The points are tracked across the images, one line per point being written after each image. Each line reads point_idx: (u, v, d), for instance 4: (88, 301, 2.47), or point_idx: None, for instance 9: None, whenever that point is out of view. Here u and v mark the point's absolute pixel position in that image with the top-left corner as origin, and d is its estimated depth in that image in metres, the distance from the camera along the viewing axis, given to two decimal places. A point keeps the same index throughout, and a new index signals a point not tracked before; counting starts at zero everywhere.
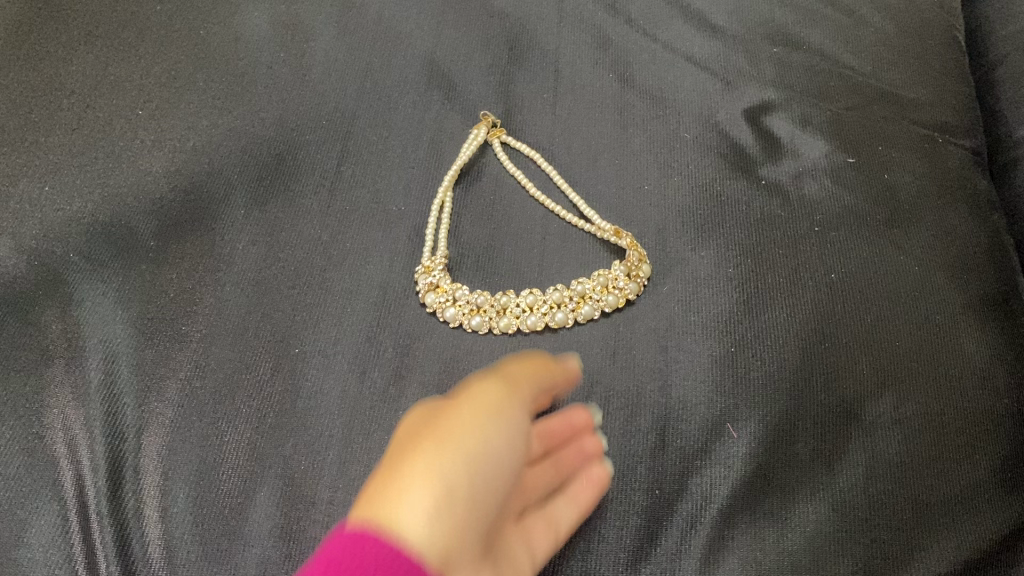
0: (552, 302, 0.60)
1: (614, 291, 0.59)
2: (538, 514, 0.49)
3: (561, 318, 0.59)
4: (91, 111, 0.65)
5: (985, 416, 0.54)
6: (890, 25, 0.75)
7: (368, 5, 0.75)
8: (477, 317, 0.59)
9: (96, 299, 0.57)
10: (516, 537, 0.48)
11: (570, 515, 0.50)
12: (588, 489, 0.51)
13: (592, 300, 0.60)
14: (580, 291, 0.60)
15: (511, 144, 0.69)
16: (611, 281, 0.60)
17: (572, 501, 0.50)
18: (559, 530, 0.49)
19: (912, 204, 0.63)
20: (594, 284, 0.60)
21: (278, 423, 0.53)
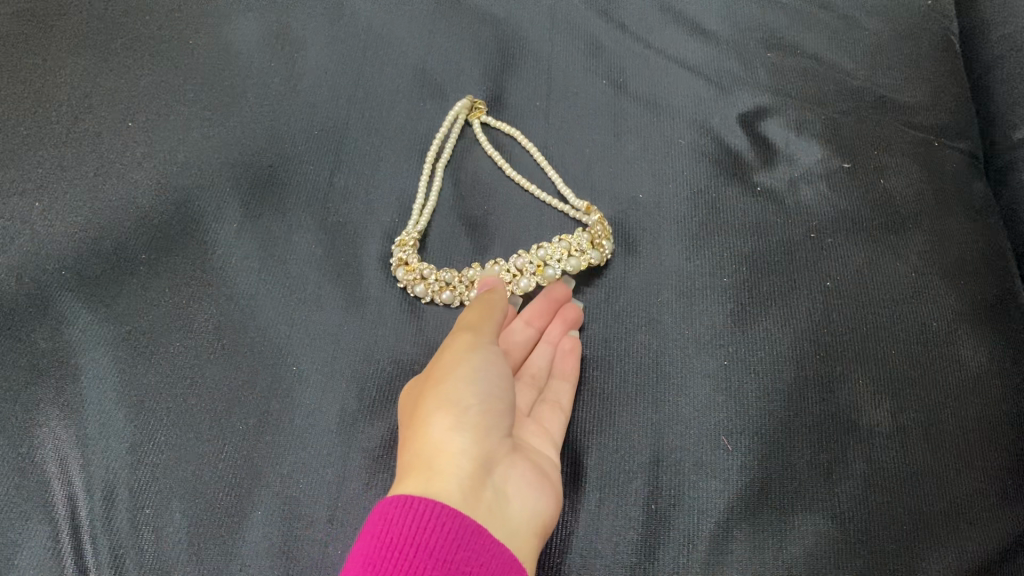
0: (515, 269, 0.62)
1: (576, 256, 0.61)
2: (545, 403, 0.54)
3: (525, 286, 0.62)
4: (81, 124, 0.64)
5: (983, 423, 0.54)
6: (883, 28, 0.75)
7: (358, 12, 0.74)
8: (449, 292, 0.60)
9: (88, 315, 0.56)
10: (535, 429, 0.52)
11: (567, 390, 0.55)
12: (570, 359, 0.56)
13: (553, 262, 0.62)
14: (541, 255, 0.62)
15: (491, 124, 0.70)
16: (572, 246, 0.61)
17: (564, 381, 0.55)
18: (563, 406, 0.54)
19: (907, 209, 0.63)
20: (555, 249, 0.62)
21: (274, 440, 0.52)
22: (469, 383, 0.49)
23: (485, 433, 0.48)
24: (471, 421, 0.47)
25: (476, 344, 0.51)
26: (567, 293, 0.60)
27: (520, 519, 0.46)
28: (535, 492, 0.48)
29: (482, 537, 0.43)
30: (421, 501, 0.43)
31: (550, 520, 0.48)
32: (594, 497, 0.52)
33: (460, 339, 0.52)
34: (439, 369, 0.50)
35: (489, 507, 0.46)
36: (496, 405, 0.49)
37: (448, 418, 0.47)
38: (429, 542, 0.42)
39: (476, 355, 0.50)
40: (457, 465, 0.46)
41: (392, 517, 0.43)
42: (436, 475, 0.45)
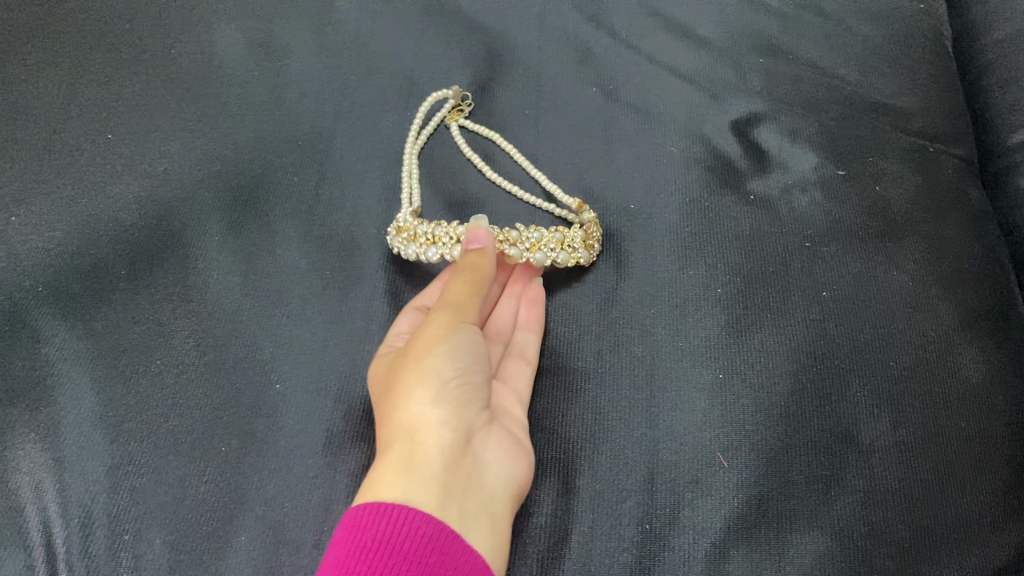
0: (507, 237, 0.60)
1: (567, 250, 0.59)
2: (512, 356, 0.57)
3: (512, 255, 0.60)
4: (59, 136, 0.63)
5: (985, 437, 0.53)
6: (877, 34, 0.74)
7: (345, 20, 0.73)
8: (432, 250, 0.59)
9: (66, 332, 0.55)
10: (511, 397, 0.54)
11: (532, 341, 0.57)
12: (534, 309, 0.59)
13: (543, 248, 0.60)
14: (537, 236, 0.61)
15: (469, 127, 0.69)
16: (567, 239, 0.60)
17: (529, 332, 0.58)
18: (528, 358, 0.56)
19: (903, 217, 0.62)
20: (551, 235, 0.60)
21: (257, 461, 0.51)
22: (444, 362, 0.49)
23: (460, 409, 0.48)
24: (450, 397, 0.48)
25: (452, 323, 0.50)
26: None
27: (498, 489, 0.48)
28: (513, 460, 0.49)
29: (456, 542, 0.43)
30: (397, 505, 0.43)
31: (524, 488, 0.49)
32: (587, 518, 0.50)
33: (443, 309, 0.51)
34: (421, 342, 0.49)
35: (467, 482, 0.47)
36: (474, 381, 0.50)
37: (429, 393, 0.47)
38: (405, 546, 0.42)
39: (452, 332, 0.50)
40: (437, 443, 0.46)
41: (367, 523, 0.42)
42: (418, 453, 0.46)
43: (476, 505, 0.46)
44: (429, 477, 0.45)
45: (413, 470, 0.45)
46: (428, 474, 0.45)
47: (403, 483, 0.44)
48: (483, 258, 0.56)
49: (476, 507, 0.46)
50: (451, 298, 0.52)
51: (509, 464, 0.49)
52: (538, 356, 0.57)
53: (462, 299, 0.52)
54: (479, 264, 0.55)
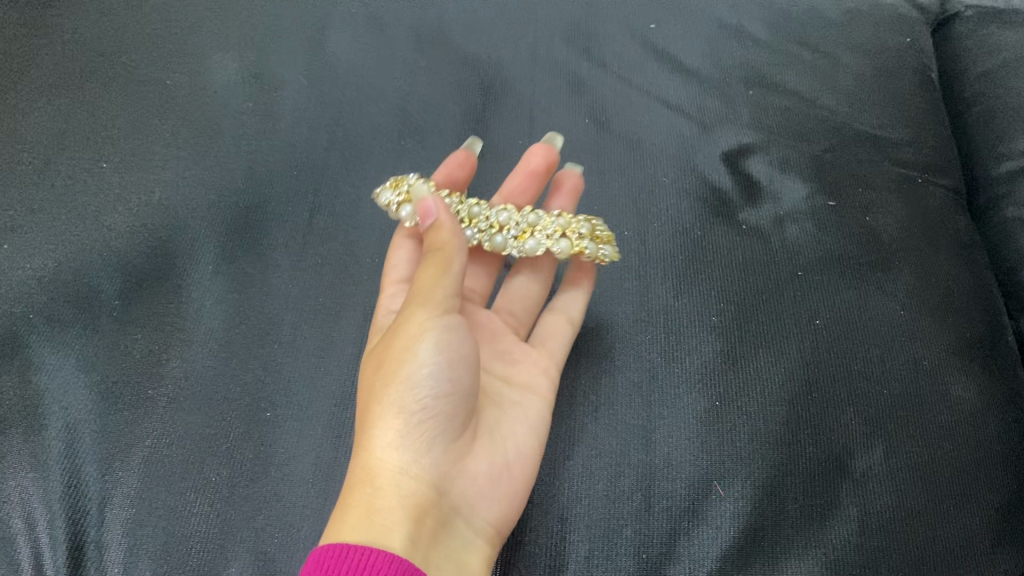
0: (497, 223, 0.58)
1: (564, 239, 0.56)
2: (554, 315, 0.59)
3: (498, 244, 0.57)
4: (52, 165, 0.63)
5: (977, 465, 0.54)
6: (863, 68, 0.76)
7: (338, 52, 0.74)
8: (407, 206, 0.56)
9: (57, 364, 0.54)
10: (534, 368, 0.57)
11: (578, 304, 0.59)
12: (583, 274, 0.60)
13: (537, 233, 0.57)
14: (532, 222, 0.58)
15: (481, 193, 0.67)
16: (565, 227, 0.56)
17: (576, 291, 0.60)
18: (573, 321, 0.59)
19: (892, 248, 0.63)
20: (551, 223, 0.57)
21: (248, 492, 0.51)
22: (415, 388, 0.45)
23: (433, 433, 0.46)
24: (419, 429, 0.46)
25: (428, 331, 0.46)
26: (546, 156, 0.64)
27: (468, 528, 0.48)
28: (493, 490, 0.50)
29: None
30: (359, 549, 0.41)
31: (502, 521, 0.49)
32: (584, 548, 0.50)
33: (414, 313, 0.46)
34: (392, 357, 0.46)
35: (435, 527, 0.46)
36: (453, 399, 0.46)
37: (396, 428, 0.45)
38: None
39: (427, 346, 0.45)
40: (400, 486, 0.45)
41: (328, 566, 0.40)
42: (379, 501, 0.44)
43: (444, 546, 0.46)
44: (394, 524, 0.43)
45: (374, 517, 0.43)
46: (391, 523, 0.43)
47: (364, 526, 0.43)
48: (450, 233, 0.48)
49: (446, 550, 0.46)
50: (422, 293, 0.46)
51: (489, 495, 0.49)
52: (580, 317, 0.59)
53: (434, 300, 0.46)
54: (446, 242, 0.47)
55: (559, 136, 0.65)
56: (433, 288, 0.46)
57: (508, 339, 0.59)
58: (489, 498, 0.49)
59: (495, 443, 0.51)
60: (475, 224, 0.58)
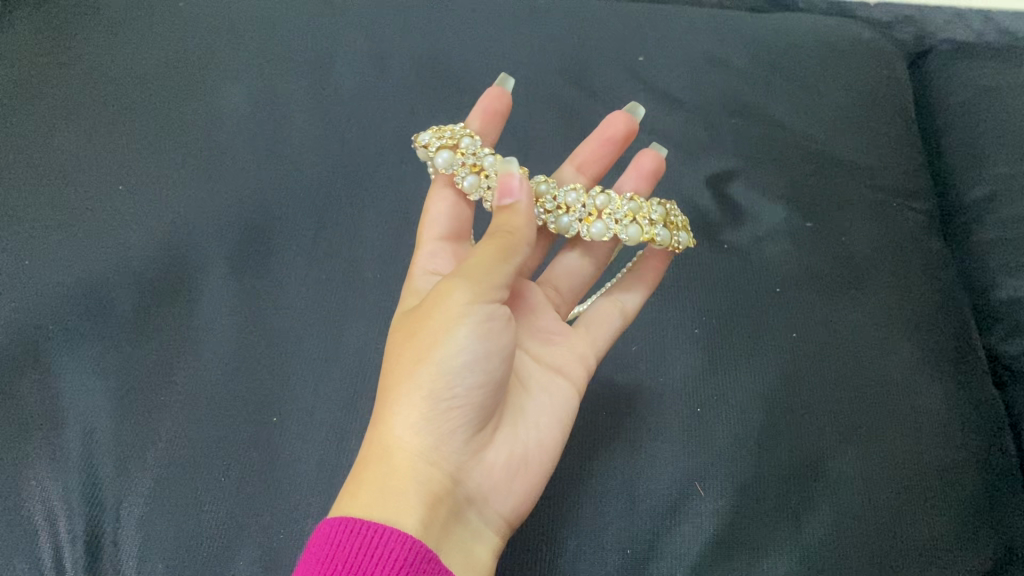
0: (564, 203, 0.56)
1: (638, 225, 0.55)
2: (609, 301, 0.59)
3: (563, 225, 0.56)
4: (72, 189, 0.67)
5: (946, 469, 0.57)
6: (841, 99, 0.80)
7: (342, 77, 0.77)
8: (472, 179, 0.55)
9: (76, 372, 0.58)
10: (570, 355, 0.55)
11: (637, 297, 0.59)
12: (653, 269, 0.60)
13: (606, 217, 0.56)
14: (599, 204, 0.57)
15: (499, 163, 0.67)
16: (639, 213, 0.56)
17: (640, 285, 0.60)
18: (627, 312, 0.59)
19: (866, 267, 0.67)
20: (621, 206, 0.56)
21: (256, 490, 0.54)
22: (447, 372, 0.44)
23: (459, 418, 0.45)
24: (443, 416, 0.45)
25: (468, 315, 0.44)
26: (627, 124, 0.64)
27: (478, 517, 0.48)
28: (510, 483, 0.49)
29: (434, 565, 0.41)
30: (372, 526, 0.40)
31: (511, 512, 0.49)
32: (571, 544, 0.53)
33: (458, 292, 0.44)
34: (427, 334, 0.45)
35: (449, 515, 0.45)
36: (485, 387, 0.45)
37: (421, 409, 0.44)
38: (375, 570, 0.39)
39: (464, 331, 0.44)
40: (417, 471, 0.44)
41: (340, 539, 0.40)
42: (394, 481, 0.43)
43: (457, 534, 0.46)
44: (407, 506, 0.43)
45: (388, 498, 0.43)
46: (406, 507, 0.43)
47: (377, 506, 0.42)
48: (518, 219, 0.46)
49: (458, 539, 0.46)
50: (472, 274, 0.44)
51: (506, 487, 0.49)
52: (635, 310, 0.59)
53: (481, 287, 0.44)
54: (516, 229, 0.45)
55: (639, 108, 0.64)
56: (485, 273, 0.44)
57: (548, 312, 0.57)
58: (504, 489, 0.49)
59: (521, 433, 0.50)
60: (541, 202, 0.56)
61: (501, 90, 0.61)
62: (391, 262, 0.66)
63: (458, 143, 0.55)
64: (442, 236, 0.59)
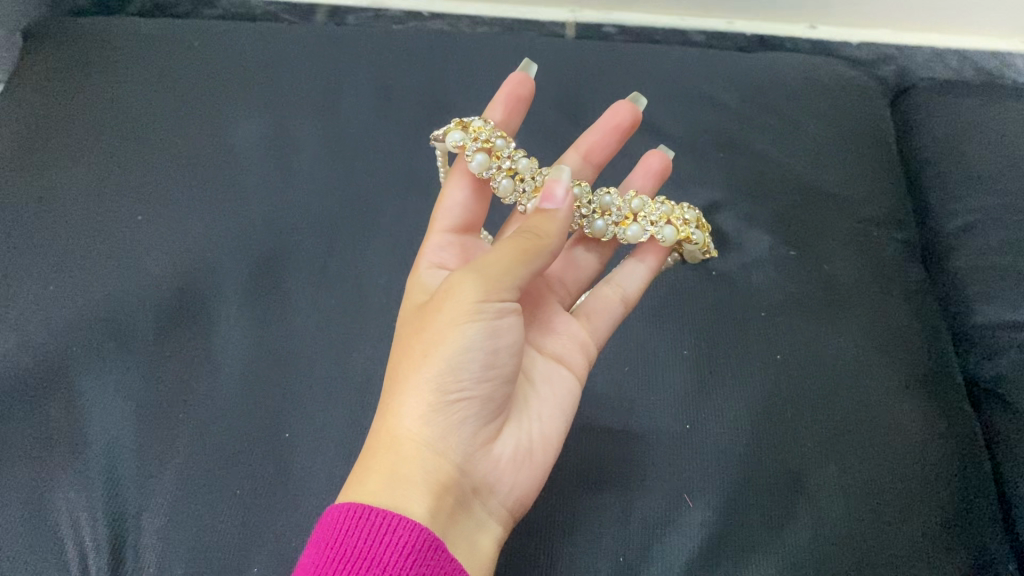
0: (600, 207, 0.62)
1: (673, 227, 0.62)
2: (608, 291, 0.63)
3: (600, 229, 0.61)
4: (95, 221, 0.71)
5: (922, 482, 0.61)
6: (824, 134, 0.84)
7: (349, 113, 0.81)
8: (507, 180, 0.58)
9: (99, 391, 0.61)
10: (572, 345, 0.59)
11: (634, 287, 0.64)
12: (652, 258, 0.65)
13: (641, 219, 0.62)
14: (633, 206, 0.62)
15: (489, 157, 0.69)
16: (671, 215, 0.62)
17: (637, 274, 0.64)
18: (624, 300, 0.63)
19: (847, 292, 0.70)
20: (654, 208, 0.62)
21: (269, 501, 0.57)
22: (455, 364, 0.47)
23: (467, 409, 0.48)
24: (452, 407, 0.47)
25: (479, 311, 0.47)
26: (632, 113, 0.69)
27: (484, 508, 0.50)
28: (515, 475, 0.51)
29: (439, 554, 0.43)
30: (381, 513, 0.43)
31: (516, 503, 0.52)
32: (567, 552, 0.56)
33: (469, 288, 0.47)
34: (438, 327, 0.47)
35: (456, 504, 0.48)
36: (491, 379, 0.48)
37: (429, 400, 0.47)
38: (383, 556, 0.42)
39: (473, 326, 0.47)
40: (424, 460, 0.47)
41: (349, 526, 0.43)
42: (402, 470, 0.46)
43: (463, 524, 0.48)
44: (413, 495, 0.46)
45: (396, 486, 0.46)
46: (413, 494, 0.46)
47: (386, 495, 0.45)
48: (551, 227, 0.49)
49: (464, 529, 0.48)
50: (482, 272, 0.47)
51: (512, 479, 0.51)
52: (632, 300, 0.63)
53: (490, 284, 0.46)
54: (545, 233, 0.48)
55: (644, 99, 0.69)
56: (496, 270, 0.47)
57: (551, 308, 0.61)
58: (510, 480, 0.51)
59: (527, 426, 0.53)
60: (579, 207, 0.61)
61: (523, 75, 0.64)
62: (396, 285, 0.69)
63: (494, 147, 0.58)
64: (451, 229, 0.62)
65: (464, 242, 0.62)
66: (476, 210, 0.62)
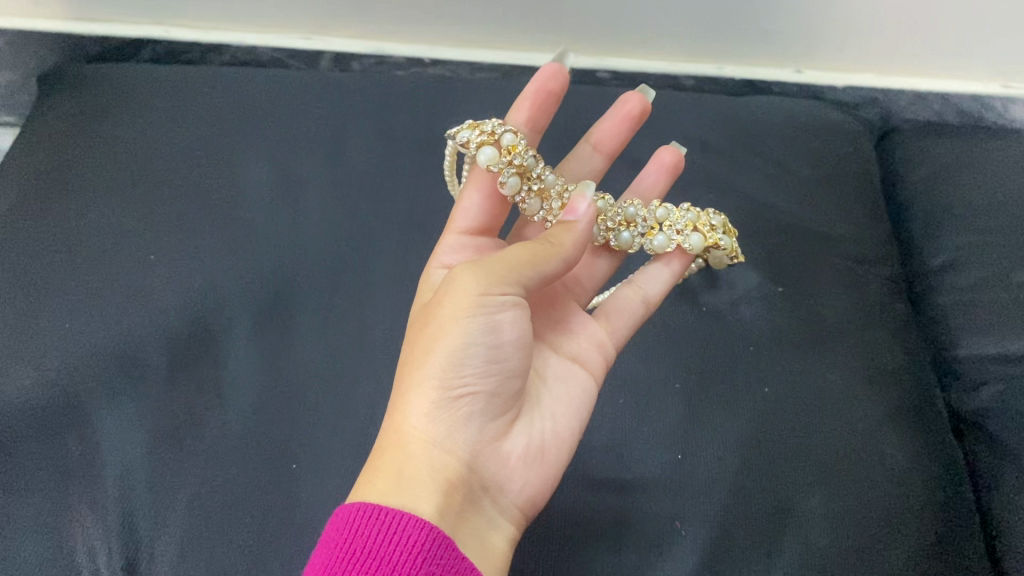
0: (625, 219, 0.65)
1: (700, 234, 0.66)
2: (629, 295, 0.65)
3: (626, 241, 0.65)
4: (109, 260, 0.74)
5: (907, 509, 0.63)
6: (810, 175, 0.87)
7: (354, 156, 0.85)
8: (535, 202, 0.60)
9: (114, 424, 0.64)
10: (583, 346, 0.61)
11: (657, 291, 0.66)
12: (677, 264, 0.67)
13: (667, 228, 0.66)
14: (657, 216, 0.66)
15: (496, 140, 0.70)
16: (696, 222, 0.66)
17: (661, 279, 0.67)
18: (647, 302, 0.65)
19: (834, 328, 0.73)
20: (678, 217, 0.66)
21: (278, 530, 0.59)
22: (458, 361, 0.48)
23: (472, 405, 0.49)
24: (455, 404, 0.49)
25: (481, 309, 0.48)
26: (643, 105, 0.70)
27: (492, 507, 0.51)
28: (525, 473, 0.53)
29: (450, 552, 0.44)
30: (392, 512, 0.44)
31: (524, 502, 0.53)
32: None
33: (470, 286, 0.48)
34: (438, 324, 0.48)
35: (464, 503, 0.48)
36: (494, 375, 0.49)
37: (433, 398, 0.48)
38: (393, 556, 0.43)
39: (476, 324, 0.48)
40: (430, 457, 0.47)
41: (359, 525, 0.44)
42: (407, 469, 0.47)
43: (473, 524, 0.49)
44: (420, 493, 0.46)
45: (402, 485, 0.46)
46: (419, 493, 0.46)
47: (392, 494, 0.46)
48: (564, 241, 0.52)
49: (474, 528, 0.49)
50: (484, 269, 0.48)
51: (522, 478, 0.52)
52: (654, 303, 0.66)
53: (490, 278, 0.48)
54: (558, 244, 0.52)
55: (652, 90, 0.70)
56: (498, 266, 0.48)
57: (567, 311, 0.63)
58: (518, 479, 0.52)
59: (538, 425, 0.54)
60: (604, 219, 0.65)
61: (558, 68, 0.63)
62: (399, 320, 0.72)
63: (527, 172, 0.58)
64: (466, 230, 0.64)
65: (479, 244, 0.64)
66: (493, 214, 0.64)
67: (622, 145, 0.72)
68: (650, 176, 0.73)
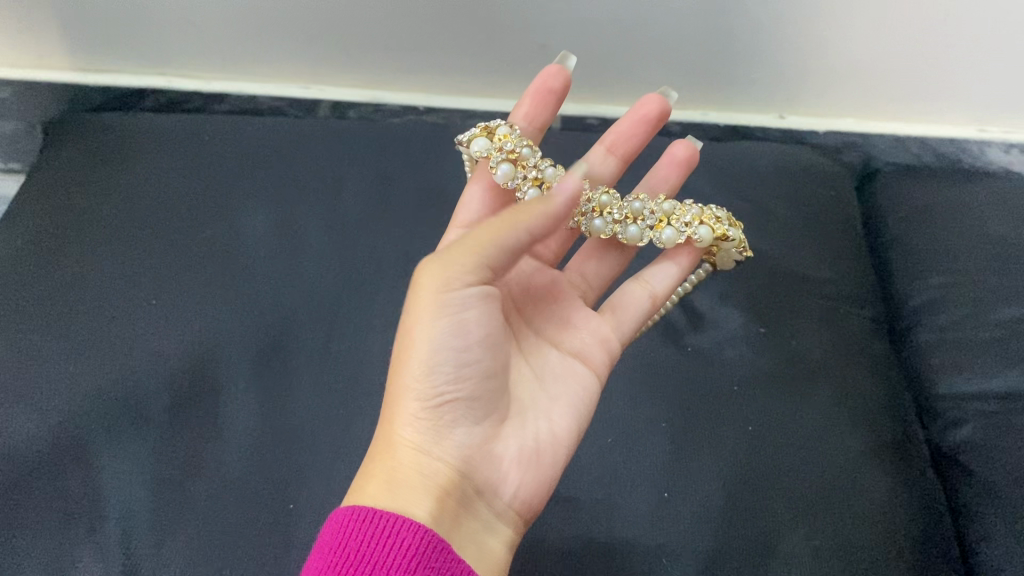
0: (632, 213, 0.67)
1: (705, 226, 0.67)
2: (635, 292, 0.68)
3: (636, 234, 0.66)
4: (111, 306, 0.76)
5: (887, 542, 0.65)
6: (793, 218, 0.90)
7: (351, 202, 0.87)
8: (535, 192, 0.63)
9: (116, 466, 0.66)
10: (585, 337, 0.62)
11: (661, 284, 0.69)
12: (684, 258, 0.70)
13: (674, 222, 0.68)
14: (663, 210, 0.68)
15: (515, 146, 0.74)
16: (700, 215, 0.68)
17: (668, 272, 0.70)
18: (652, 297, 0.68)
19: (815, 368, 0.75)
20: (683, 211, 0.68)
21: (275, 568, 0.61)
22: (431, 364, 0.50)
23: (455, 405, 0.51)
24: (438, 408, 0.51)
25: (441, 308, 0.49)
26: (662, 105, 0.72)
27: (489, 510, 0.53)
28: (520, 473, 0.54)
29: (444, 555, 0.46)
30: (386, 516, 0.46)
31: (522, 503, 0.54)
32: None
33: (429, 285, 0.50)
34: (409, 329, 0.51)
35: (460, 505, 0.51)
36: (469, 373, 0.51)
37: (417, 403, 0.51)
38: (386, 557, 0.45)
39: (439, 324, 0.50)
40: (420, 463, 0.51)
41: (353, 528, 0.46)
42: (398, 475, 0.50)
43: (469, 527, 0.51)
44: (413, 499, 0.49)
45: (395, 491, 0.49)
46: (412, 497, 0.49)
47: (386, 498, 0.49)
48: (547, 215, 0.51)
49: (470, 531, 0.51)
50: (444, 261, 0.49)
51: (517, 478, 0.54)
52: (659, 298, 0.68)
53: (446, 273, 0.49)
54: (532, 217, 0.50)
55: (673, 93, 0.72)
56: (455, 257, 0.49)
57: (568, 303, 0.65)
58: (513, 479, 0.54)
59: (530, 425, 0.56)
60: (610, 212, 0.66)
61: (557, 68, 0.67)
62: None
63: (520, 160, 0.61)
64: (468, 224, 0.67)
65: None
66: (495, 210, 0.68)
67: (639, 146, 0.74)
68: (664, 173, 0.75)
